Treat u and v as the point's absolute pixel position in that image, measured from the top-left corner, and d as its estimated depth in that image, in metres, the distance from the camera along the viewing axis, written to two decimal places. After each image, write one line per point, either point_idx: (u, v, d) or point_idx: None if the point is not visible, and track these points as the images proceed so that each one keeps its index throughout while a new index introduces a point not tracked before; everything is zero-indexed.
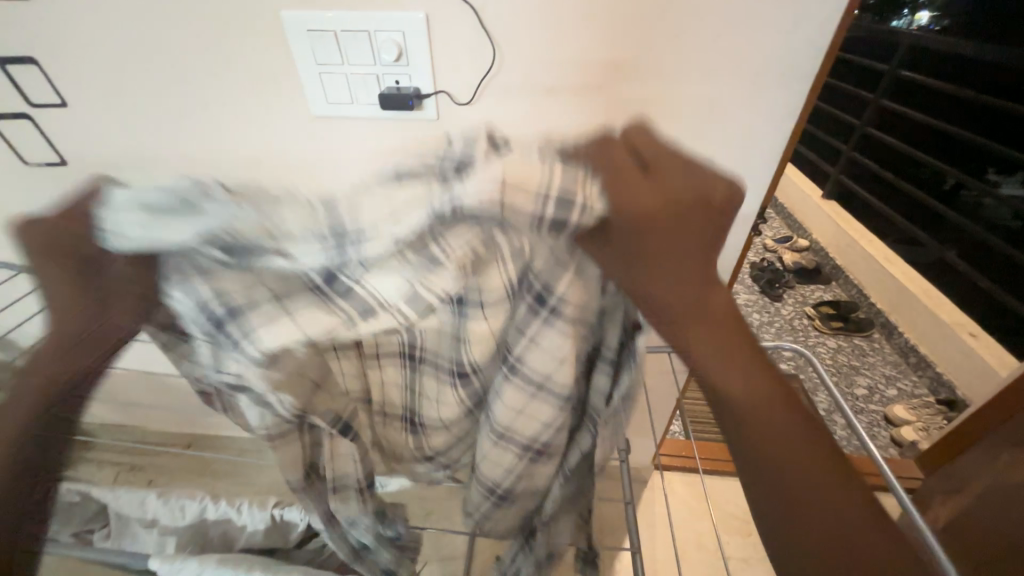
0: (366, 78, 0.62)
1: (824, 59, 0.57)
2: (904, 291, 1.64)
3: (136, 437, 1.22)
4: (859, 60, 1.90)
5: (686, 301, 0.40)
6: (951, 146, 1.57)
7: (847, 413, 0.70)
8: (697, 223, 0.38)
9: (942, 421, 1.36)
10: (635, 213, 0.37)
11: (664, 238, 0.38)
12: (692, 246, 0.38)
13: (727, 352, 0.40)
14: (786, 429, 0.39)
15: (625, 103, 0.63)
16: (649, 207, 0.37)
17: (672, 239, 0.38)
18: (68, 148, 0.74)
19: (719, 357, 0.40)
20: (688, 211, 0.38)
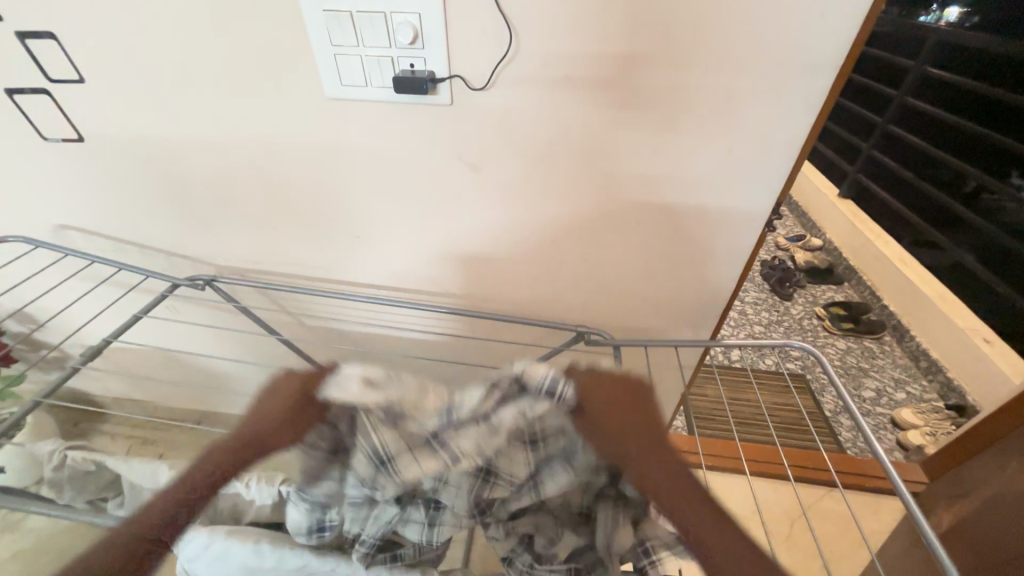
0: (381, 61, 0.62)
1: (849, 52, 0.56)
2: (918, 293, 1.61)
3: (148, 411, 1.25)
4: (884, 56, 1.84)
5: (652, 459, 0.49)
6: (974, 147, 1.52)
7: (855, 414, 0.70)
8: (642, 407, 0.51)
9: (950, 426, 1.34)
10: (595, 401, 0.51)
11: (619, 410, 0.50)
12: (643, 421, 0.51)
13: (688, 498, 0.47)
14: (749, 558, 0.44)
15: (643, 93, 0.62)
16: (608, 400, 0.51)
17: (629, 418, 0.50)
18: (85, 125, 0.75)
19: (682, 504, 0.47)
20: (628, 398, 0.52)
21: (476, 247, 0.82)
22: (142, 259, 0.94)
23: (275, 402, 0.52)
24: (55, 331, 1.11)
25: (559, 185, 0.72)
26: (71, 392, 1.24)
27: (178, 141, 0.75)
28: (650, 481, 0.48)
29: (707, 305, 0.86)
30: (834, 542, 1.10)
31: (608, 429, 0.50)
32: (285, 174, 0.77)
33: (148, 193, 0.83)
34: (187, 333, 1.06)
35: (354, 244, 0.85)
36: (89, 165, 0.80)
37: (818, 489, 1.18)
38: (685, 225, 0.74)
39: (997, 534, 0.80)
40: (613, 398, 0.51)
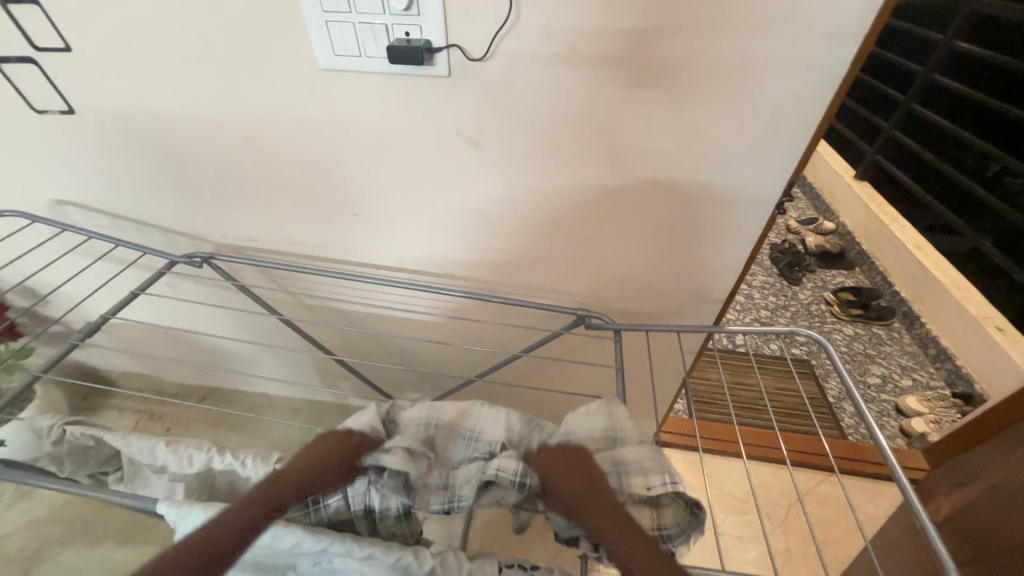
0: (376, 29, 0.59)
1: (875, 21, 0.52)
2: (931, 280, 1.57)
3: (154, 386, 1.27)
4: (911, 28, 1.74)
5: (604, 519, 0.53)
6: (999, 126, 1.44)
7: (859, 403, 0.68)
8: (597, 484, 0.55)
9: (955, 415, 1.33)
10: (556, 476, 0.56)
11: (588, 498, 0.54)
12: (597, 497, 0.54)
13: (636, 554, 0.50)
14: None
15: (652, 65, 0.58)
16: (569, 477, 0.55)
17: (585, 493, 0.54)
18: (74, 96, 0.73)
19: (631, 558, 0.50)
20: (586, 478, 0.55)
21: (477, 227, 0.80)
22: (140, 235, 0.93)
23: (314, 447, 0.59)
24: (60, 305, 1.12)
25: (562, 164, 0.70)
26: (80, 367, 1.26)
27: (170, 115, 0.73)
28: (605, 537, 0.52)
29: (711, 289, 0.84)
30: (829, 525, 1.10)
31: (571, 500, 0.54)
32: (281, 150, 0.75)
33: (143, 169, 0.81)
34: (188, 310, 1.06)
35: (353, 224, 0.84)
36: (82, 139, 0.78)
37: (816, 474, 1.19)
38: (691, 207, 0.72)
39: (994, 524, 0.79)
40: (577, 486, 0.55)
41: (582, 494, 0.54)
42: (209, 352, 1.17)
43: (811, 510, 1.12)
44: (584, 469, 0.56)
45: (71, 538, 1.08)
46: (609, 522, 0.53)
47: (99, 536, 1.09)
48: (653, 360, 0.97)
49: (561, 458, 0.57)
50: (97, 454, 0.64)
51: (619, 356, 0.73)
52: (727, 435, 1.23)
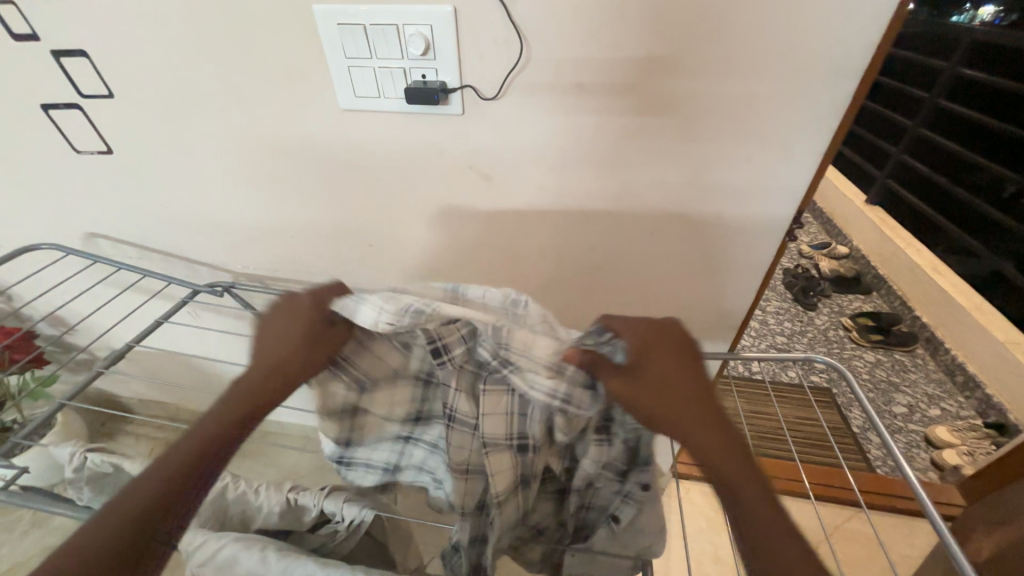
0: (394, 73, 0.62)
1: (873, 61, 0.54)
2: (953, 305, 1.53)
3: (170, 414, 1.29)
4: (914, 57, 1.77)
5: (699, 425, 0.47)
6: (1012, 149, 1.43)
7: (886, 437, 0.66)
8: (693, 377, 0.49)
9: (990, 446, 1.26)
10: (642, 344, 0.50)
11: (670, 387, 0.48)
12: (692, 399, 0.48)
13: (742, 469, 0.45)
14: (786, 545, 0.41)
15: (658, 103, 0.61)
16: (654, 360, 0.49)
17: (672, 374, 0.49)
18: (113, 138, 0.78)
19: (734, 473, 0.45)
20: (680, 356, 0.50)
21: (488, 256, 0.82)
22: (165, 265, 0.97)
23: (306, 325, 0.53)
24: (84, 333, 1.15)
25: (572, 194, 0.71)
26: (98, 395, 1.29)
27: (200, 153, 0.78)
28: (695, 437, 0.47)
29: (724, 316, 0.83)
30: (862, 566, 1.04)
31: (644, 372, 0.49)
32: (302, 183, 0.78)
33: (172, 204, 0.86)
34: (206, 338, 1.08)
35: (368, 253, 0.86)
36: (116, 176, 0.83)
37: (843, 510, 1.13)
38: (700, 235, 0.73)
39: None
40: (664, 352, 0.50)
41: (666, 370, 0.49)
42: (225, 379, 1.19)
43: (840, 549, 1.07)
44: (676, 350, 0.50)
45: None
46: (710, 449, 0.47)
47: None
48: None
49: (653, 334, 0.51)
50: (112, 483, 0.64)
51: None
52: None
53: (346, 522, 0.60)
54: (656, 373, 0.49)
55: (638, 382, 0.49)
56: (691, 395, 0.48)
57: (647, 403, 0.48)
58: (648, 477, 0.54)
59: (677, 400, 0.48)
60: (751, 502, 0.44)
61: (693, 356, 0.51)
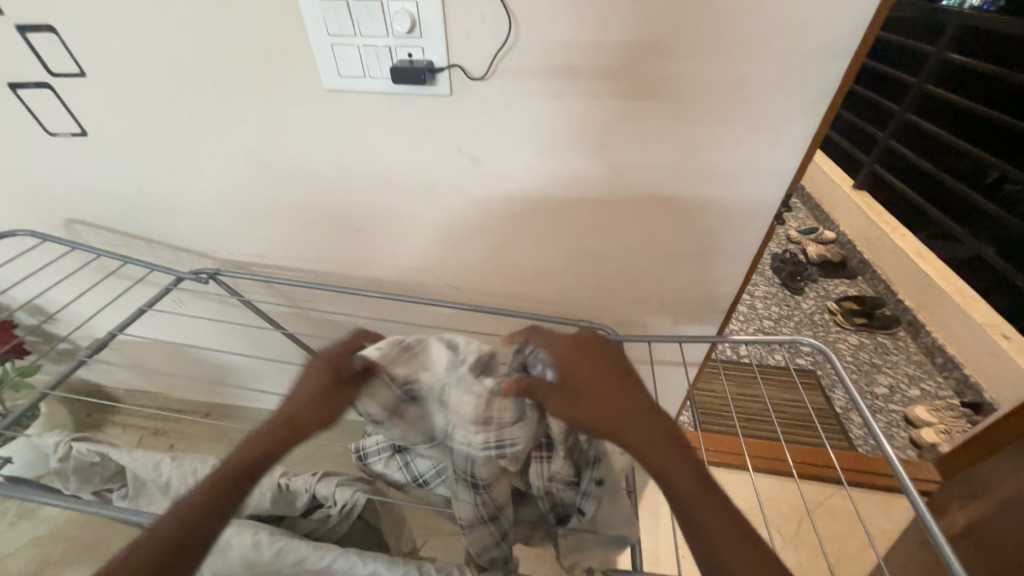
0: (379, 51, 0.61)
1: (862, 42, 0.53)
2: (935, 288, 1.57)
3: (159, 403, 1.28)
4: (903, 41, 1.77)
5: (627, 422, 0.53)
6: (997, 135, 1.45)
7: (868, 417, 0.68)
8: (620, 384, 0.56)
9: (966, 425, 1.31)
10: (568, 360, 0.58)
11: (601, 392, 0.55)
12: (617, 402, 0.55)
13: (674, 457, 0.50)
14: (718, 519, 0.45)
15: (648, 84, 0.60)
16: (580, 373, 0.57)
17: (598, 383, 0.56)
18: (87, 119, 0.75)
19: (666, 462, 0.49)
20: (605, 370, 0.58)
21: (478, 241, 0.81)
22: (147, 252, 0.95)
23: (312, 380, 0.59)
24: (66, 322, 1.13)
25: (563, 177, 0.71)
26: (84, 384, 1.27)
27: (179, 136, 0.75)
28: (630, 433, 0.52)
29: (713, 300, 0.84)
30: (841, 540, 1.08)
31: (574, 384, 0.56)
32: (286, 167, 0.76)
33: (152, 188, 0.83)
34: (192, 326, 1.07)
35: (356, 238, 0.85)
36: (92, 160, 0.80)
37: (826, 487, 1.17)
38: (690, 220, 0.73)
39: (1008, 538, 0.78)
40: (591, 364, 0.58)
41: (592, 378, 0.57)
42: (214, 367, 1.18)
43: (821, 524, 1.10)
44: (601, 364, 0.58)
45: (72, 557, 1.08)
46: (647, 440, 0.51)
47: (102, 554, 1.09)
48: (656, 370, 0.97)
49: (576, 352, 0.59)
50: (100, 471, 0.63)
51: None
52: (733, 447, 1.22)
53: (339, 506, 0.60)
54: (586, 382, 0.56)
55: (568, 392, 0.55)
56: (616, 399, 0.55)
57: (581, 411, 0.54)
58: (599, 470, 0.58)
59: (602, 403, 0.55)
60: (683, 483, 0.48)
61: (616, 368, 0.58)
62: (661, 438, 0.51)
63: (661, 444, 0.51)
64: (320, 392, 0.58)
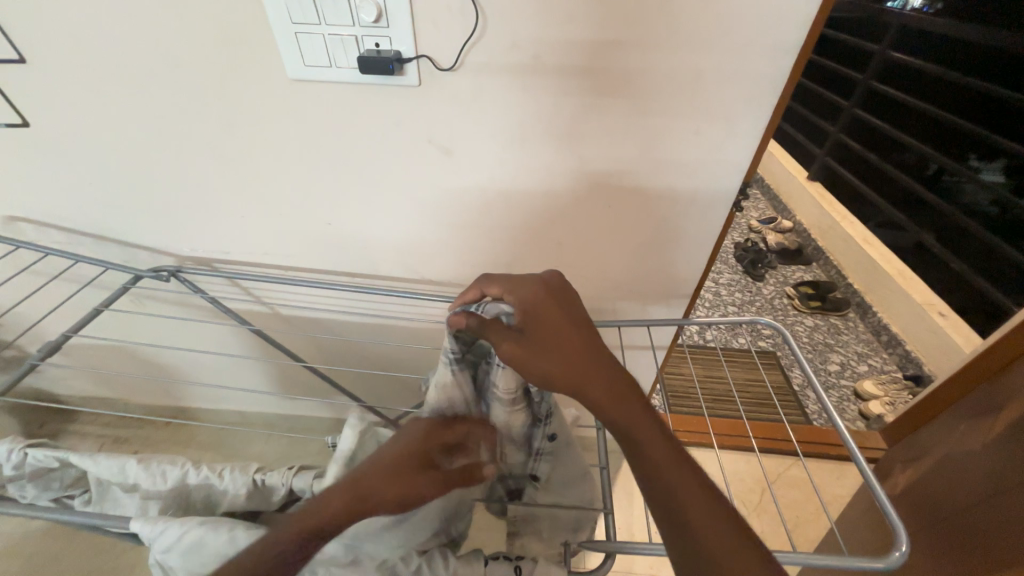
0: (346, 41, 0.60)
1: (808, 38, 0.57)
2: (881, 272, 1.69)
3: (117, 409, 1.22)
4: (851, 40, 1.87)
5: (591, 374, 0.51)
6: (934, 129, 1.57)
7: (821, 390, 0.73)
8: (583, 335, 0.54)
9: (908, 396, 1.42)
10: (532, 312, 0.55)
11: (564, 345, 0.53)
12: (582, 353, 0.53)
13: (635, 410, 0.49)
14: (678, 472, 0.46)
15: (613, 77, 0.62)
16: (542, 324, 0.54)
17: (561, 333, 0.54)
18: (29, 108, 0.71)
19: (627, 414, 0.49)
20: (569, 320, 0.55)
21: (451, 232, 0.82)
22: (98, 250, 0.90)
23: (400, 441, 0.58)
24: (10, 327, 1.06)
25: (533, 167, 0.72)
26: (33, 392, 1.20)
27: (132, 126, 0.72)
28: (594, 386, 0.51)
29: (678, 286, 0.88)
30: (799, 507, 1.16)
31: (535, 335, 0.53)
32: (251, 159, 0.74)
33: (103, 182, 0.79)
34: (152, 327, 1.02)
35: (325, 231, 0.83)
36: (35, 153, 0.76)
37: (785, 460, 1.25)
38: (655, 209, 0.76)
39: (942, 495, 0.86)
40: (554, 314, 0.55)
41: (556, 329, 0.54)
42: (177, 369, 1.14)
43: (781, 494, 1.18)
44: (565, 315, 0.55)
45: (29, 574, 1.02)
46: (609, 393, 0.50)
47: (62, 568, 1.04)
48: (626, 355, 1.01)
49: (542, 300, 0.56)
50: (60, 478, 0.60)
51: None
52: (700, 427, 1.28)
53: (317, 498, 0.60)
54: (548, 333, 0.53)
55: (528, 340, 0.53)
56: (579, 350, 0.53)
57: (545, 362, 0.52)
58: (552, 427, 0.62)
59: (565, 350, 0.53)
60: (643, 435, 0.48)
61: (579, 318, 0.56)
62: (624, 391, 0.50)
63: (623, 392, 0.50)
64: (398, 468, 0.55)
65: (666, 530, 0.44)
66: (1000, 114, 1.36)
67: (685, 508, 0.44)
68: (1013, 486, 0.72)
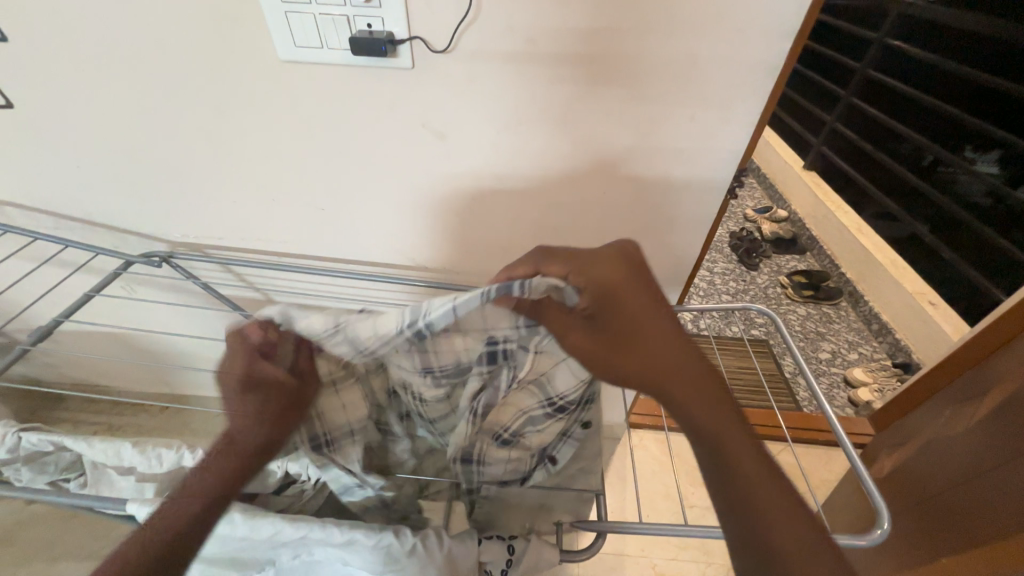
0: (337, 21, 0.59)
1: (805, 22, 0.56)
2: (873, 261, 1.70)
3: (111, 395, 1.22)
4: (850, 26, 1.86)
5: (670, 363, 0.48)
6: (930, 118, 1.57)
7: (810, 378, 0.74)
8: (662, 320, 0.49)
9: (896, 383, 1.45)
10: (601, 296, 0.50)
11: (637, 330, 0.49)
12: (660, 341, 0.49)
13: (715, 401, 0.46)
14: (753, 468, 0.44)
15: (607, 61, 0.62)
16: (613, 308, 0.50)
17: (636, 317, 0.49)
18: (13, 89, 0.69)
19: (705, 407, 0.46)
20: (641, 301, 0.50)
21: (445, 218, 0.81)
22: (88, 235, 0.89)
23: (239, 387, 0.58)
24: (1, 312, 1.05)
25: (527, 154, 0.72)
26: (28, 379, 1.20)
27: (118, 107, 0.70)
28: (669, 378, 0.48)
29: (672, 273, 0.89)
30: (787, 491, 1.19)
31: (608, 321, 0.50)
32: (242, 143, 0.73)
33: (90, 165, 0.78)
34: (144, 313, 1.02)
35: (319, 217, 0.83)
36: (20, 136, 0.74)
37: (775, 445, 1.27)
38: (650, 196, 0.76)
39: (925, 477, 0.88)
40: (631, 294, 0.50)
41: (633, 312, 0.49)
42: (171, 356, 1.14)
43: None
44: (641, 294, 0.50)
45: (27, 560, 1.03)
46: (691, 384, 0.47)
47: (59, 553, 1.05)
48: None
49: (613, 275, 0.51)
50: (56, 461, 0.60)
51: None
52: None
53: (313, 481, 0.61)
54: (622, 316, 0.50)
55: (597, 329, 0.51)
56: (656, 335, 0.49)
57: (617, 351, 0.50)
58: (587, 414, 0.61)
59: (641, 337, 0.49)
60: (723, 428, 0.45)
61: (658, 299, 0.50)
62: (707, 382, 0.47)
63: (721, 408, 0.47)
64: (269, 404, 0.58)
65: (731, 526, 0.43)
66: (996, 104, 1.37)
67: (757, 501, 0.42)
68: (994, 469, 0.74)
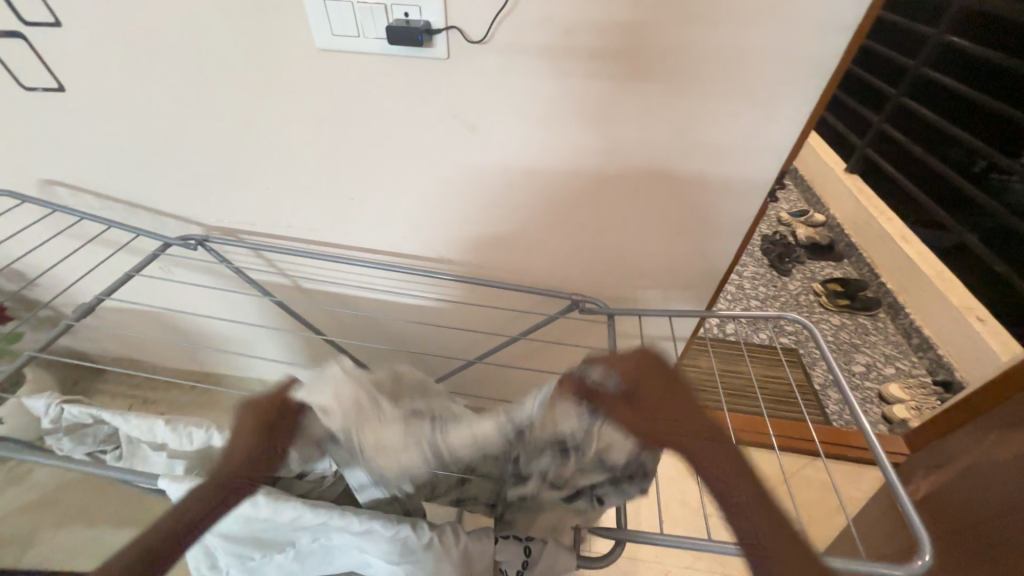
0: (375, 10, 0.59)
1: (866, 15, 0.53)
2: (917, 272, 1.61)
3: (147, 370, 1.28)
4: (904, 21, 1.75)
5: (701, 443, 0.49)
6: (987, 121, 1.46)
7: (847, 391, 0.71)
8: (691, 408, 0.52)
9: (935, 401, 1.37)
10: (640, 378, 0.54)
11: (669, 411, 0.52)
12: (691, 424, 0.51)
13: (752, 490, 0.46)
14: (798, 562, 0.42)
15: (647, 55, 0.59)
16: (652, 392, 0.53)
17: (670, 400, 0.52)
18: (65, 73, 0.72)
19: (740, 490, 0.46)
20: (668, 390, 0.53)
21: (472, 212, 0.81)
22: (129, 217, 0.92)
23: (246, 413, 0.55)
24: (48, 287, 1.11)
25: (559, 149, 0.70)
26: (71, 352, 1.26)
27: (161, 93, 0.72)
28: (700, 455, 0.49)
29: (702, 276, 0.86)
30: (813, 506, 1.15)
31: (643, 399, 0.53)
32: (276, 130, 0.74)
33: (133, 149, 0.80)
34: (179, 294, 1.05)
35: (348, 207, 0.84)
36: (71, 118, 0.77)
37: (801, 459, 1.23)
38: (684, 196, 0.73)
39: (965, 503, 0.83)
40: (664, 385, 0.54)
41: (666, 399, 0.53)
42: (203, 336, 1.18)
43: (797, 493, 1.17)
44: (665, 380, 0.54)
45: (68, 523, 1.10)
46: (723, 469, 0.48)
47: (97, 518, 1.11)
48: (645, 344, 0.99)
49: (649, 368, 0.55)
50: (94, 433, 0.63)
51: (612, 339, 0.74)
52: (715, 421, 1.27)
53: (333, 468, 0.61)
54: (658, 400, 0.53)
55: (636, 403, 0.53)
56: (682, 416, 0.51)
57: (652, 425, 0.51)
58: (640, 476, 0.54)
59: (672, 419, 0.51)
60: (762, 515, 0.44)
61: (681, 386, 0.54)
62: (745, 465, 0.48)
63: (758, 496, 0.46)
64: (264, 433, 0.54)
65: None
66: None
67: None
68: None
